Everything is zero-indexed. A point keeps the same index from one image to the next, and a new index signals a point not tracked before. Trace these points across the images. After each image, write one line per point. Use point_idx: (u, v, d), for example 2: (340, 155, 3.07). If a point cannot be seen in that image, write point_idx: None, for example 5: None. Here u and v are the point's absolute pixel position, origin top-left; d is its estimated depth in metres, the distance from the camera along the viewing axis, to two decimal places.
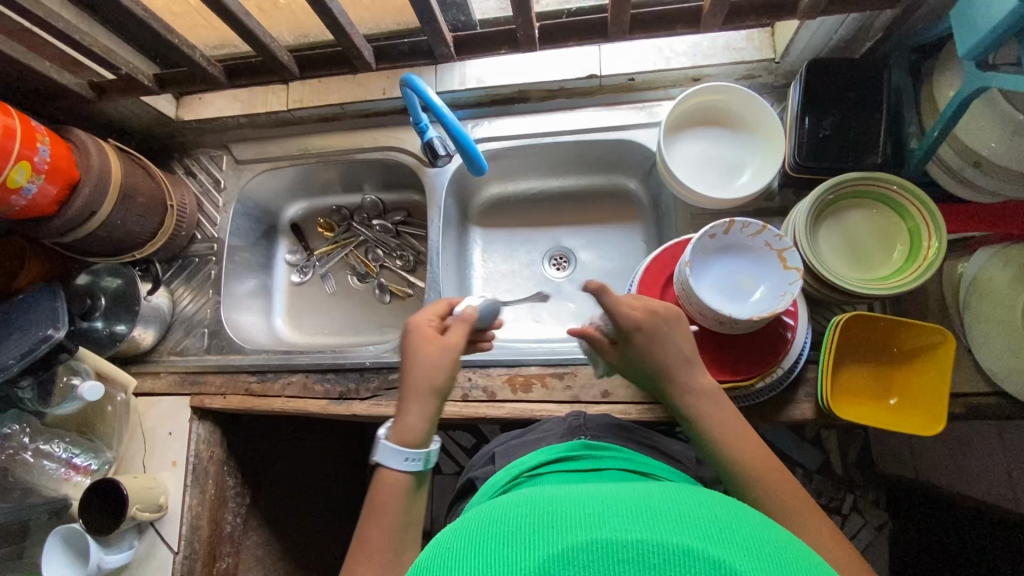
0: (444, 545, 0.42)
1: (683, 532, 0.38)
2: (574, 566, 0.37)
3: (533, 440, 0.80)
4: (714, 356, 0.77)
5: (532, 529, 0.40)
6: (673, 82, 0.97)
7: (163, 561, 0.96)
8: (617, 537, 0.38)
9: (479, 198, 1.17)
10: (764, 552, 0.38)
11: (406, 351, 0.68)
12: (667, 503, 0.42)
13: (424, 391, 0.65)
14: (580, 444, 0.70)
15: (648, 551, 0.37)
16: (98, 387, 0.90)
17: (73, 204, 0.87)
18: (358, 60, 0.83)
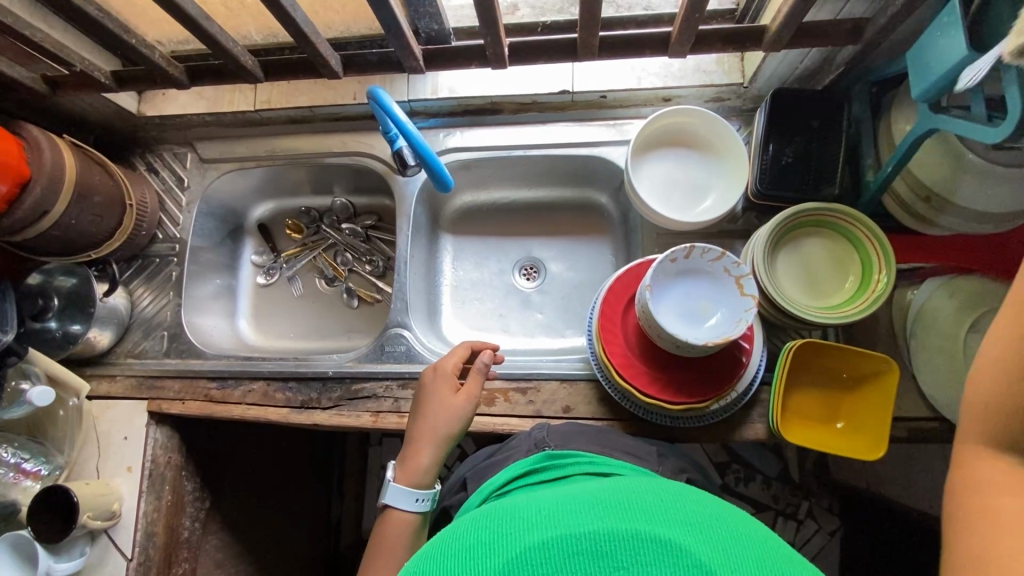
0: (412, 567, 0.44)
1: (630, 517, 0.40)
2: (532, 563, 0.38)
3: (502, 458, 0.80)
4: (670, 379, 0.80)
5: (491, 534, 0.42)
6: (644, 101, 0.98)
7: (116, 568, 0.94)
8: (569, 532, 0.40)
9: (451, 205, 1.17)
10: (709, 523, 0.41)
11: (428, 399, 0.82)
12: (617, 494, 0.44)
13: (437, 439, 0.80)
14: (546, 455, 0.70)
15: (598, 540, 0.39)
16: (48, 391, 0.87)
17: (23, 203, 0.83)
18: (325, 68, 0.82)
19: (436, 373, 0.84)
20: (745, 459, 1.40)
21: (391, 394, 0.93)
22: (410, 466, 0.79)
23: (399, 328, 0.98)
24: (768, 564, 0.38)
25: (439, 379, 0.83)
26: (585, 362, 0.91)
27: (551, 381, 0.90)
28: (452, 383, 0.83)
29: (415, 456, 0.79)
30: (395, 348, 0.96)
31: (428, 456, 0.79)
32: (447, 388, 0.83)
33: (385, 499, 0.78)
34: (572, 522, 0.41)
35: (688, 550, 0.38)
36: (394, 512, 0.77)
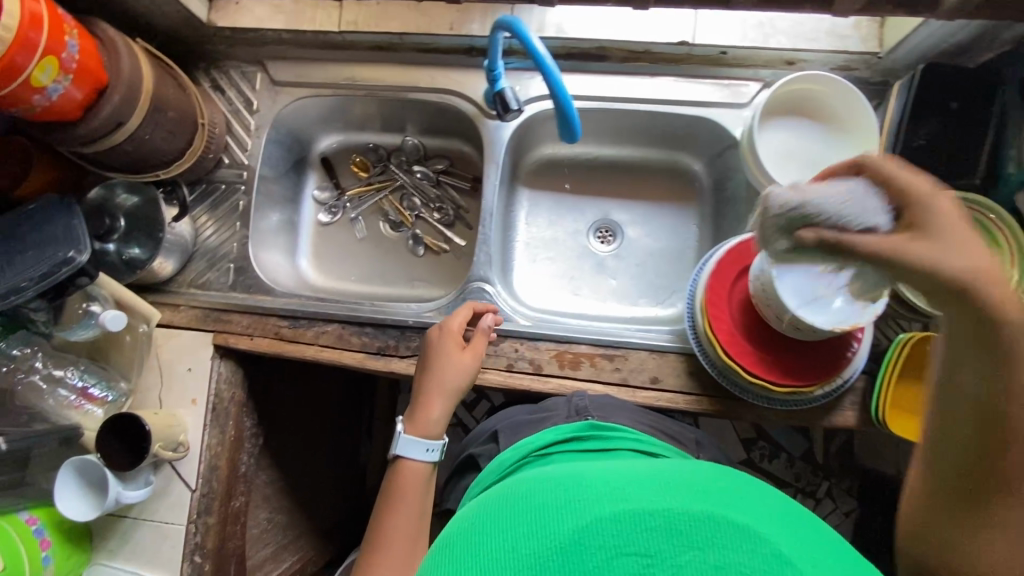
0: (478, 527, 0.45)
1: (704, 502, 0.40)
2: (608, 534, 0.39)
3: (534, 419, 0.80)
4: (779, 360, 0.78)
5: (558, 498, 0.43)
6: (765, 62, 0.91)
7: (180, 497, 0.94)
8: (645, 508, 0.40)
9: (531, 156, 1.10)
10: (775, 518, 0.42)
11: (436, 354, 0.82)
12: (686, 476, 0.44)
13: (447, 394, 0.79)
14: (589, 424, 0.70)
15: (675, 518, 0.39)
16: (121, 317, 0.83)
17: (100, 111, 0.76)
18: None
19: (442, 330, 0.84)
20: (782, 438, 1.41)
21: None
22: (420, 418, 0.78)
23: (481, 283, 0.95)
24: (835, 563, 0.40)
25: (445, 337, 0.83)
26: (677, 334, 0.88)
27: (640, 351, 0.88)
28: (455, 341, 0.83)
29: (423, 408, 0.78)
30: (477, 302, 0.93)
31: (434, 407, 0.78)
32: (452, 346, 0.83)
33: (396, 451, 0.77)
34: (647, 498, 0.41)
35: (765, 539, 0.39)
36: (407, 461, 0.76)
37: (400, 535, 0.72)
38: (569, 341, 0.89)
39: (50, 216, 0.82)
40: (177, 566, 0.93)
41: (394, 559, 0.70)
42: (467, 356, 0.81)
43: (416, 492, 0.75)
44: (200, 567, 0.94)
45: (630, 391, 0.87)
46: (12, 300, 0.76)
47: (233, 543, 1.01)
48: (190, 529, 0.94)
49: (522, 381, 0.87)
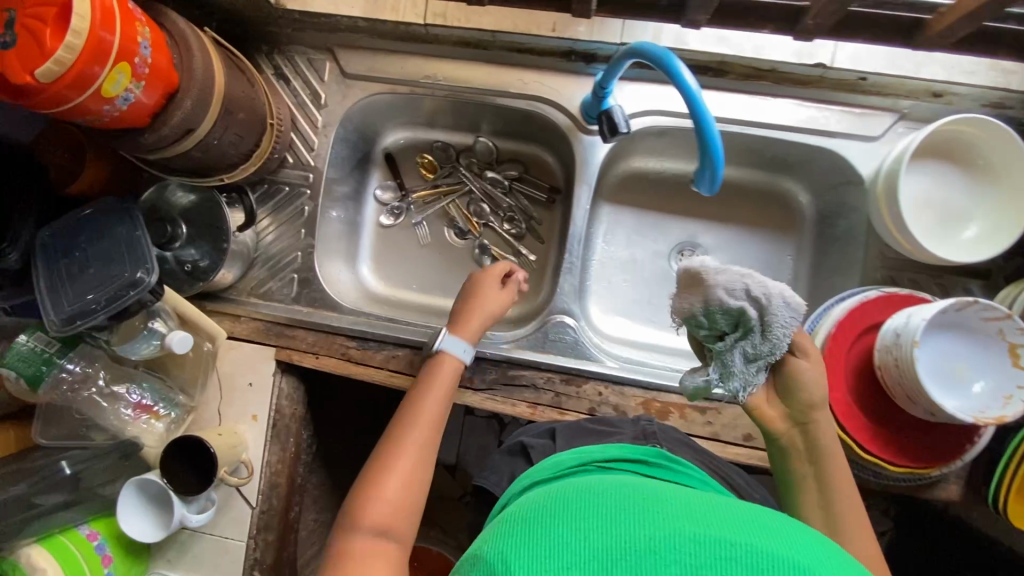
0: (526, 509, 0.37)
1: (804, 553, 0.31)
2: (682, 553, 0.30)
3: (599, 431, 0.75)
4: (895, 437, 0.72)
5: (630, 501, 0.34)
6: (906, 93, 0.80)
7: (240, 514, 0.91)
8: (728, 536, 0.31)
9: (617, 169, 1.01)
10: None
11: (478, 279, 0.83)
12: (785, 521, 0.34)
13: (485, 314, 0.81)
14: (657, 451, 0.63)
15: (771, 560, 0.30)
16: (188, 338, 0.78)
17: (171, 118, 0.67)
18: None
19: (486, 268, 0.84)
20: None
21: (552, 388, 0.85)
22: (456, 328, 0.80)
23: (562, 315, 0.88)
24: None
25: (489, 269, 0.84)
26: None
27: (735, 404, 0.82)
28: (496, 279, 0.83)
29: (462, 329, 0.80)
30: (559, 337, 0.87)
31: (470, 332, 0.80)
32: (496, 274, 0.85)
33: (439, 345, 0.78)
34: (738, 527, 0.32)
35: None
36: (448, 358, 0.77)
37: (423, 428, 0.69)
38: (659, 388, 0.83)
39: (112, 225, 0.76)
40: None
41: (412, 449, 0.66)
42: (502, 295, 0.83)
43: (441, 394, 0.73)
44: None
45: (721, 446, 0.82)
46: (80, 324, 0.70)
47: (288, 554, 0.99)
48: (250, 545, 0.91)
49: None
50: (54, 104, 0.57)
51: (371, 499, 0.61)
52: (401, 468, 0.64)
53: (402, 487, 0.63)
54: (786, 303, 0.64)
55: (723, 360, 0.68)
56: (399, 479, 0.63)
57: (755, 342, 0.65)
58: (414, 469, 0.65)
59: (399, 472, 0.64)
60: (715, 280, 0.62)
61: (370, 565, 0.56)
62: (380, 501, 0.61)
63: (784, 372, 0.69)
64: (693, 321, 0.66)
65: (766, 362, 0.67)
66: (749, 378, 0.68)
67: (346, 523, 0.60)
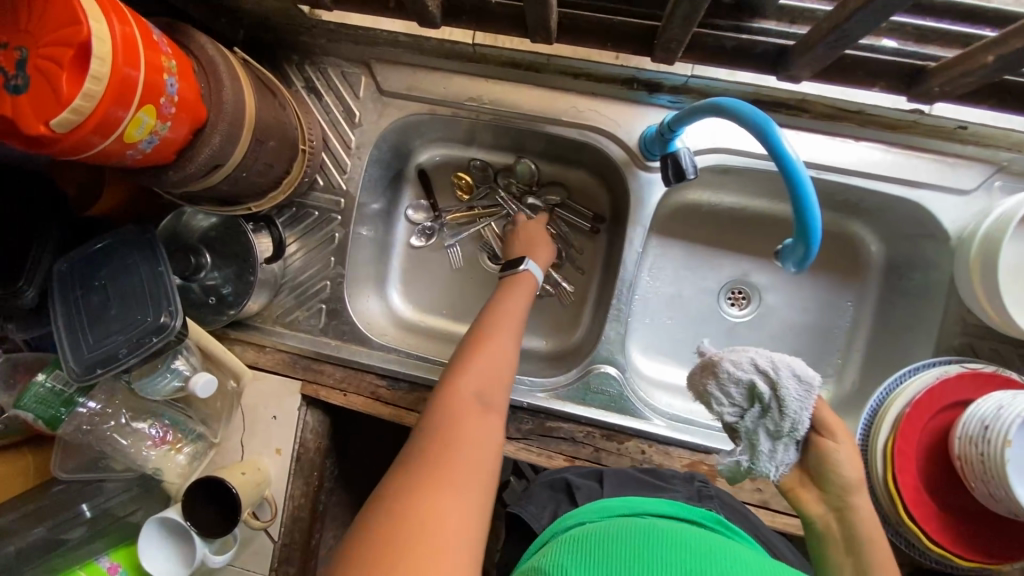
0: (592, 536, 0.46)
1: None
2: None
3: (654, 486, 0.70)
4: (967, 528, 0.67)
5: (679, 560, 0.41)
6: (1007, 144, 0.72)
7: (262, 547, 0.89)
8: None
9: (669, 201, 0.94)
10: None
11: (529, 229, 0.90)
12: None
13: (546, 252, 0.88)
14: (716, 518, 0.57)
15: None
16: (211, 381, 0.73)
17: (198, 155, 0.61)
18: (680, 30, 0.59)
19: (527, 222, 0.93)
20: None
21: (592, 442, 0.80)
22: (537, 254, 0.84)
23: (606, 365, 0.82)
24: None
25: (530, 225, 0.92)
26: None
27: None
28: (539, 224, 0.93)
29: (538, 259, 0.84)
30: (603, 389, 0.82)
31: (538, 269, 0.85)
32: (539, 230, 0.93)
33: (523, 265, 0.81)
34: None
35: None
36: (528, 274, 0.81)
37: (509, 323, 0.71)
38: (707, 451, 0.78)
39: (134, 260, 0.70)
40: None
41: (502, 340, 0.69)
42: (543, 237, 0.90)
43: (523, 300, 0.77)
44: None
45: (770, 515, 0.77)
46: (102, 372, 0.65)
47: None
48: None
49: None
50: (72, 152, 0.51)
51: (470, 379, 0.63)
52: (492, 354, 0.67)
53: (495, 375, 0.65)
54: (799, 377, 0.59)
55: (748, 441, 0.62)
56: (493, 362, 0.66)
57: (774, 419, 0.59)
58: (504, 358, 0.67)
59: (492, 357, 0.66)
60: (722, 358, 0.61)
61: (474, 428, 0.58)
62: (480, 384, 0.63)
63: (812, 453, 0.61)
64: (710, 403, 0.62)
65: (794, 441, 0.60)
66: (777, 458, 0.61)
67: (447, 392, 0.62)
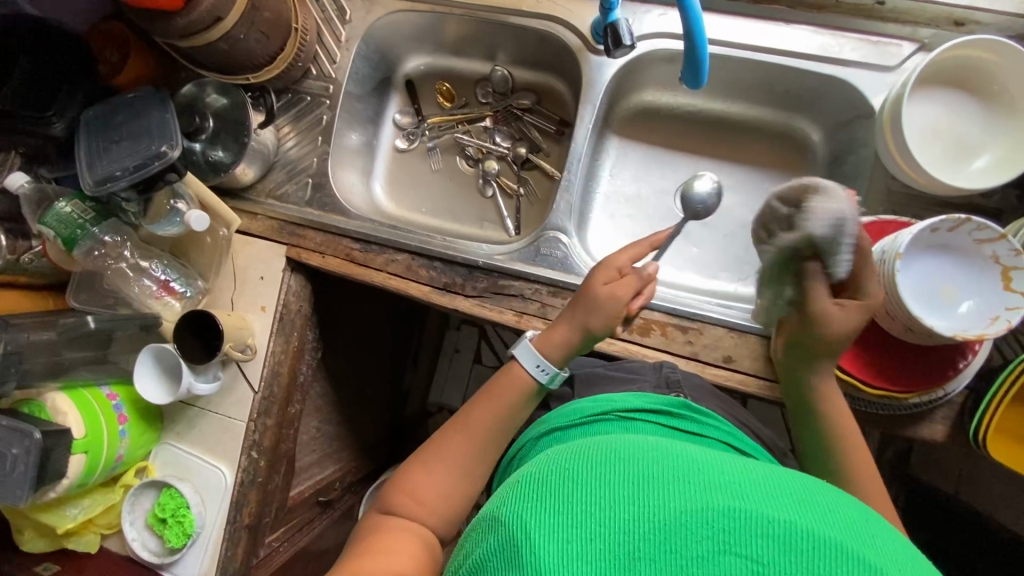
0: (553, 475, 0.42)
1: (835, 528, 0.36)
2: (715, 529, 0.35)
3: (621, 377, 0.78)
4: (873, 362, 0.71)
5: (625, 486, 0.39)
6: (926, 21, 0.78)
7: (244, 395, 0.98)
8: (759, 511, 0.36)
9: (628, 102, 1.01)
10: (845, 517, 0.38)
11: (586, 282, 0.74)
12: (800, 490, 0.39)
13: (578, 322, 0.72)
14: (678, 401, 0.67)
15: (796, 535, 0.35)
16: (204, 218, 0.85)
17: (200, 3, 0.74)
18: None
19: (600, 264, 0.74)
20: None
21: (538, 298, 0.87)
22: (549, 335, 0.73)
23: (556, 232, 0.91)
24: (911, 563, 0.36)
25: (600, 270, 0.73)
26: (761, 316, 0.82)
27: (717, 326, 0.83)
28: (611, 270, 0.73)
29: (543, 343, 0.73)
30: (551, 253, 0.90)
31: (554, 355, 0.72)
32: (602, 279, 0.73)
33: (513, 353, 0.73)
34: (766, 503, 0.37)
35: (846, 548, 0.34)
36: (516, 367, 0.72)
37: (470, 440, 0.69)
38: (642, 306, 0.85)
39: (145, 108, 0.83)
40: (236, 458, 0.99)
41: (450, 461, 0.68)
42: (620, 286, 0.72)
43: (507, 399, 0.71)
44: (256, 461, 0.99)
45: (700, 366, 0.82)
46: (108, 187, 0.80)
47: (285, 445, 1.06)
48: (250, 427, 0.98)
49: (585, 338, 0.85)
50: None
51: (405, 494, 0.67)
52: (440, 469, 0.68)
53: (438, 491, 0.67)
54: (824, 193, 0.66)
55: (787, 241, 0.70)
56: (435, 479, 0.67)
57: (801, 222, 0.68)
58: (450, 475, 0.68)
59: (435, 476, 0.68)
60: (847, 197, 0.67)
61: (391, 547, 0.60)
62: (412, 501, 0.66)
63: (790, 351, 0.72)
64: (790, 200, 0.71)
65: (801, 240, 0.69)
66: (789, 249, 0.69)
67: (384, 502, 0.68)
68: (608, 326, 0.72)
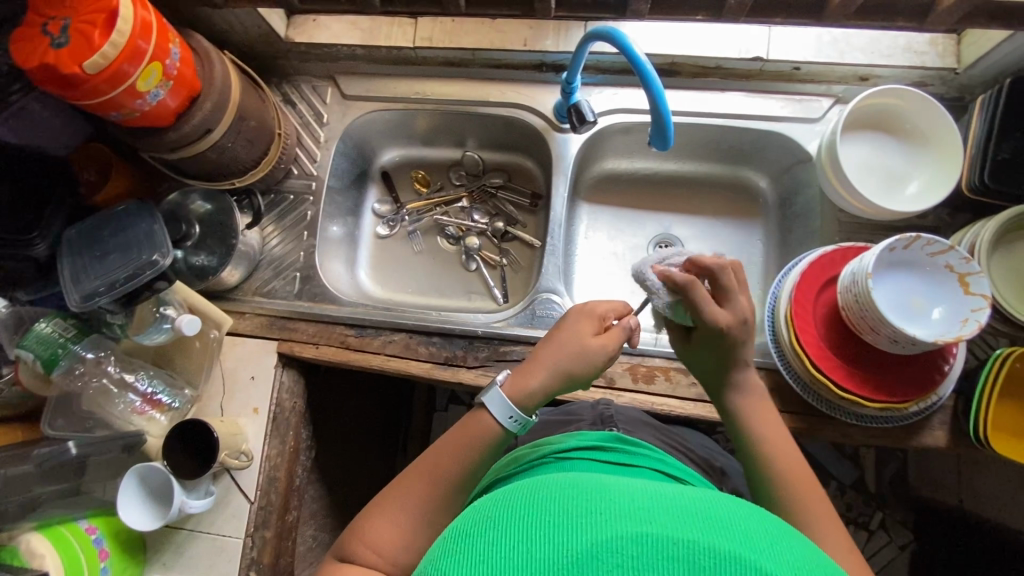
0: (473, 525, 0.40)
1: (738, 542, 0.35)
2: (621, 556, 0.34)
3: (562, 420, 0.84)
4: (871, 377, 0.75)
5: (534, 526, 0.37)
6: (839, 78, 0.91)
7: (238, 509, 0.91)
8: (665, 533, 0.35)
9: (593, 170, 1.10)
10: (755, 528, 0.37)
11: (567, 326, 0.72)
12: (715, 506, 0.38)
13: (559, 368, 0.69)
14: (612, 436, 0.70)
15: (697, 553, 0.33)
16: (196, 321, 0.84)
17: (190, 118, 0.79)
18: (541, 2, 0.73)
19: (581, 309, 0.73)
20: (827, 464, 1.38)
21: None
22: (522, 378, 0.68)
23: (548, 293, 0.95)
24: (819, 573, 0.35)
25: (583, 316, 0.73)
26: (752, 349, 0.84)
27: None
28: (595, 321, 0.72)
29: (518, 386, 0.67)
30: (546, 313, 0.93)
31: (527, 404, 0.67)
32: (587, 327, 0.72)
33: (485, 397, 0.67)
34: (672, 523, 0.35)
35: (748, 562, 0.33)
36: (486, 417, 0.66)
37: (433, 487, 0.64)
38: (644, 354, 0.87)
39: (133, 222, 0.84)
40: None
41: (413, 509, 0.63)
42: (605, 338, 0.71)
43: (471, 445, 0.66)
44: None
45: (707, 406, 0.84)
46: (92, 302, 0.79)
47: (285, 559, 0.98)
48: (247, 543, 0.90)
49: (588, 392, 0.86)
50: (91, 95, 0.68)
51: (363, 543, 0.61)
52: (400, 516, 0.62)
53: (400, 544, 0.61)
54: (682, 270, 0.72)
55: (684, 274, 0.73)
56: (392, 524, 0.62)
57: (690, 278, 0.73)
58: (413, 523, 0.62)
59: (392, 524, 0.62)
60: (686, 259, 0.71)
61: None
62: (371, 549, 0.60)
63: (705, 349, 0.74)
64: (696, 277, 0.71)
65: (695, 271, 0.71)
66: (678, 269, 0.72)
67: (341, 549, 0.62)
68: (583, 375, 0.70)
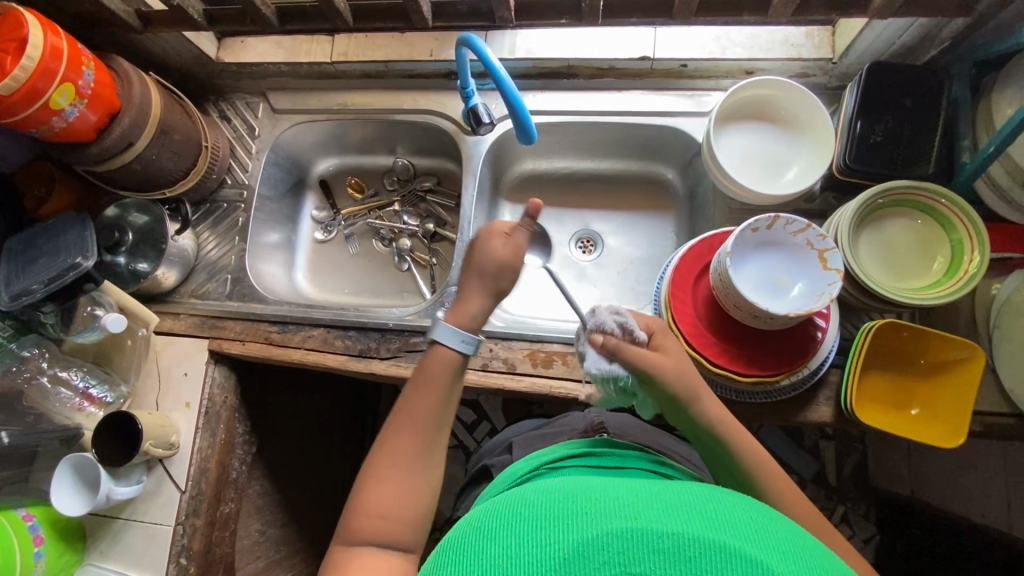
0: (464, 537, 0.43)
1: (717, 528, 0.38)
2: (609, 553, 0.37)
3: (553, 432, 0.88)
4: (742, 354, 0.78)
5: (527, 529, 0.40)
6: (726, 73, 0.96)
7: (169, 498, 0.96)
8: (652, 528, 0.38)
9: (513, 171, 1.15)
10: (728, 517, 0.40)
11: (475, 249, 0.69)
12: (696, 500, 0.42)
13: (488, 287, 0.68)
14: (600, 441, 0.70)
15: (685, 543, 0.37)
16: (120, 319, 0.91)
17: (111, 132, 0.86)
18: (416, 15, 0.81)
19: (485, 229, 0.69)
20: (783, 457, 1.36)
21: None
22: (459, 311, 0.68)
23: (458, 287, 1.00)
24: (802, 557, 0.38)
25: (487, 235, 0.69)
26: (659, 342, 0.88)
27: None
28: (502, 234, 0.69)
29: (461, 318, 0.67)
30: None
31: (473, 326, 0.67)
32: (495, 241, 0.68)
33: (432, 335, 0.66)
34: (655, 517, 0.39)
35: (730, 547, 0.37)
36: (438, 351, 0.65)
37: (419, 435, 0.64)
38: (543, 340, 0.91)
39: (65, 230, 0.91)
40: (163, 567, 0.94)
41: (407, 463, 0.63)
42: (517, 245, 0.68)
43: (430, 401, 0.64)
44: (185, 568, 0.95)
45: None
46: (24, 299, 0.87)
47: (219, 549, 1.02)
48: (177, 530, 0.95)
49: (492, 378, 0.90)
50: (12, 115, 0.76)
51: (369, 518, 0.60)
52: (398, 479, 0.62)
53: (401, 500, 0.61)
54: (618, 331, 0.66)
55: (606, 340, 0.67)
56: (393, 492, 0.61)
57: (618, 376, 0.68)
58: (411, 481, 0.62)
59: (395, 488, 0.61)
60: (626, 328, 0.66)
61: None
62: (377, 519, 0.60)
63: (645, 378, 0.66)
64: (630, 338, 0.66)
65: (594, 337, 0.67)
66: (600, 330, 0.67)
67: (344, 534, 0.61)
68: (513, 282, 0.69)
